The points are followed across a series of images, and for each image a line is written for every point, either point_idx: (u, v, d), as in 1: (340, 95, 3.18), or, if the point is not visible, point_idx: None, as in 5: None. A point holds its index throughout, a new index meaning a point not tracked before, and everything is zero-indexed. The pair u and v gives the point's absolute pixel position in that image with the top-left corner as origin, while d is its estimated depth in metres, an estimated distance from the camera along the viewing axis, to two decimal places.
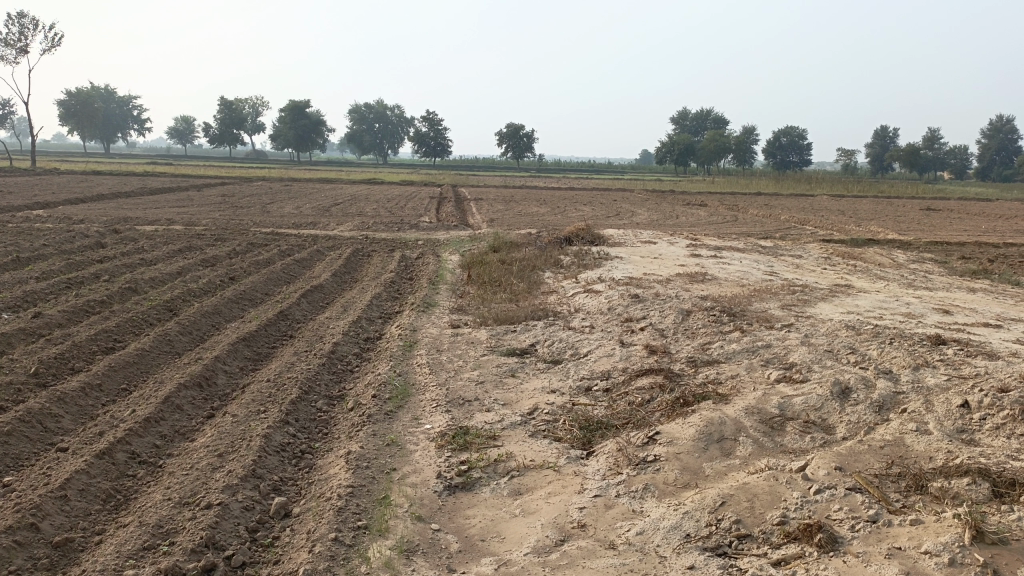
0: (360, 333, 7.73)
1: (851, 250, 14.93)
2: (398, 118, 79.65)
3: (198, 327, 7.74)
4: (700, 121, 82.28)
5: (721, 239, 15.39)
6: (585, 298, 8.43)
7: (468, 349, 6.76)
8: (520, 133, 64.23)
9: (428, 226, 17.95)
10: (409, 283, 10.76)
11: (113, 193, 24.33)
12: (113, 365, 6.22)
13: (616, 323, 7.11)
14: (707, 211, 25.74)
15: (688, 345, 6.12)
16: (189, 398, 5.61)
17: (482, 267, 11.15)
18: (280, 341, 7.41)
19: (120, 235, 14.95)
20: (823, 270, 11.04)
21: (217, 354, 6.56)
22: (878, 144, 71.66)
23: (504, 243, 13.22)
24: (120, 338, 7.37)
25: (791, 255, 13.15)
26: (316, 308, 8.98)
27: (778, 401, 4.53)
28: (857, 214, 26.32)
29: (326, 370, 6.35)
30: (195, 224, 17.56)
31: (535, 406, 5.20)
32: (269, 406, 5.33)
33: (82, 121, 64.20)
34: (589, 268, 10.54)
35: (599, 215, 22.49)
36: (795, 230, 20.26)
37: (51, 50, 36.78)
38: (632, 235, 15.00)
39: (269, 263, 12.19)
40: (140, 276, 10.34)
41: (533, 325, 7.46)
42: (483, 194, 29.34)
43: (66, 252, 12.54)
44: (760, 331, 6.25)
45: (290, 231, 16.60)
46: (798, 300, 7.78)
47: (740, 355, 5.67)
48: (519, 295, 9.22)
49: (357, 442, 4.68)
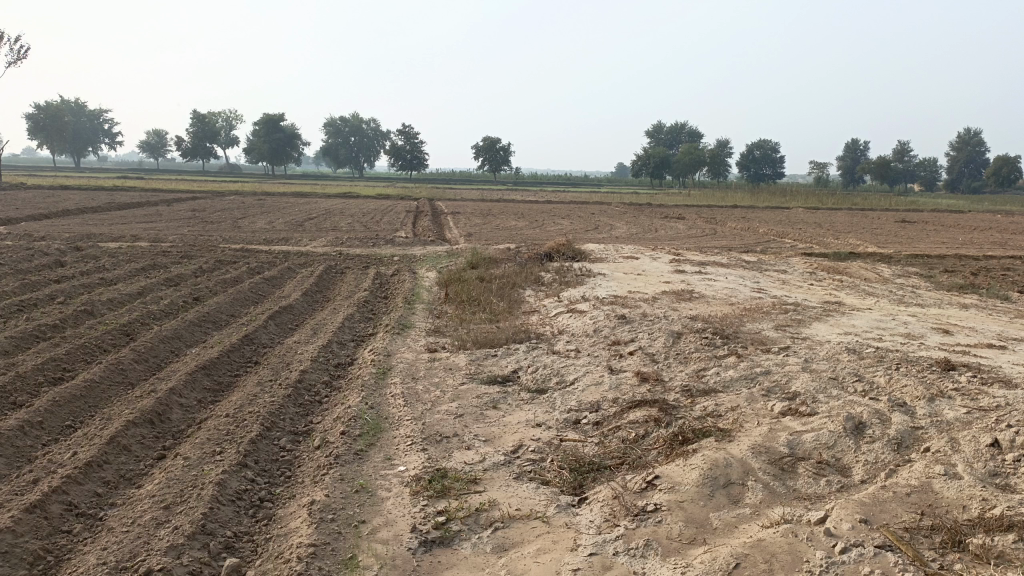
0: (331, 358, 7.24)
1: (836, 264, 14.73)
2: (374, 131, 79.17)
3: (155, 354, 7.21)
4: (676, 134, 82.68)
5: (703, 254, 15.09)
6: (569, 318, 8.02)
7: (445, 377, 6.31)
8: (497, 146, 64.03)
9: (404, 241, 17.50)
10: (384, 302, 10.29)
11: (78, 208, 23.59)
12: (58, 399, 5.68)
13: (603, 346, 6.70)
14: (686, 225, 25.52)
15: (682, 371, 5.73)
16: (138, 436, 5.10)
17: (460, 285, 10.71)
18: (243, 369, 6.90)
19: (82, 253, 14.33)
20: (810, 286, 10.76)
21: (173, 385, 6.04)
22: (850, 157, 72.43)
23: (483, 260, 12.81)
24: (70, 366, 6.81)
25: (776, 270, 12.88)
26: (285, 332, 8.48)
27: (787, 438, 4.14)
28: (834, 227, 26.30)
29: (292, 401, 5.87)
30: (162, 240, 16.96)
31: (519, 443, 4.77)
32: (225, 447, 4.84)
33: (52, 136, 62.89)
34: (571, 286, 10.15)
35: (578, 229, 22.15)
36: (775, 243, 20.08)
37: (16, 62, 36.14)
38: (613, 250, 14.68)
39: (237, 282, 11.65)
40: (98, 298, 9.76)
41: (515, 349, 7.03)
42: (460, 207, 28.91)
43: (22, 271, 11.90)
44: (758, 355, 5.88)
45: (261, 248, 16.05)
46: (792, 319, 7.44)
47: (740, 383, 5.29)
48: (499, 315, 8.79)
49: (322, 489, 4.20)
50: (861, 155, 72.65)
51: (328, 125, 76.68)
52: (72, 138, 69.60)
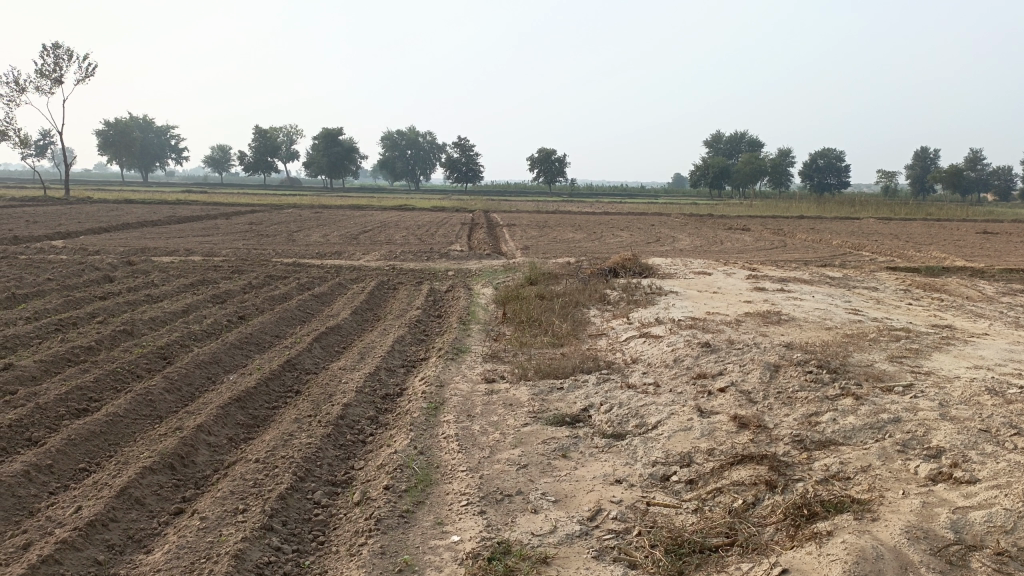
0: (378, 388, 6.51)
1: (929, 280, 13.50)
2: (431, 145, 79.39)
3: (188, 382, 6.59)
4: (735, 144, 80.68)
5: (780, 269, 14.04)
6: (643, 344, 7.13)
7: (505, 415, 5.50)
8: (553, 157, 63.26)
9: (459, 254, 16.81)
10: (437, 322, 9.59)
11: (139, 222, 23.68)
12: (74, 438, 5.06)
13: (686, 380, 5.82)
14: (753, 236, 24.31)
15: (788, 415, 4.82)
16: (155, 486, 4.44)
17: (519, 304, 9.91)
18: (282, 402, 6.21)
19: (134, 268, 14.01)
20: (909, 307, 9.67)
21: (201, 421, 5.38)
22: (918, 165, 69.30)
23: (543, 275, 12.01)
24: (97, 396, 6.23)
25: (865, 287, 11.75)
26: (330, 355, 7.81)
27: (949, 518, 3.24)
28: (913, 238, 24.69)
29: (331, 441, 5.14)
30: (215, 254, 16.62)
31: (596, 506, 3.93)
32: (249, 503, 4.12)
33: (121, 152, 64.74)
34: (641, 305, 9.27)
35: (639, 241, 21.21)
36: (853, 256, 18.81)
37: (86, 80, 37.05)
38: (681, 264, 13.71)
39: (285, 300, 11.09)
40: (140, 317, 9.26)
41: (584, 381, 6.19)
42: (515, 219, 28.22)
43: (69, 287, 11.55)
44: (879, 399, 4.94)
45: (313, 262, 15.55)
46: (906, 349, 6.45)
47: (864, 433, 4.39)
48: (563, 339, 7.95)
49: (360, 568, 3.43)
50: (931, 163, 69.50)
51: (387, 137, 77.16)
52: (141, 154, 71.61)
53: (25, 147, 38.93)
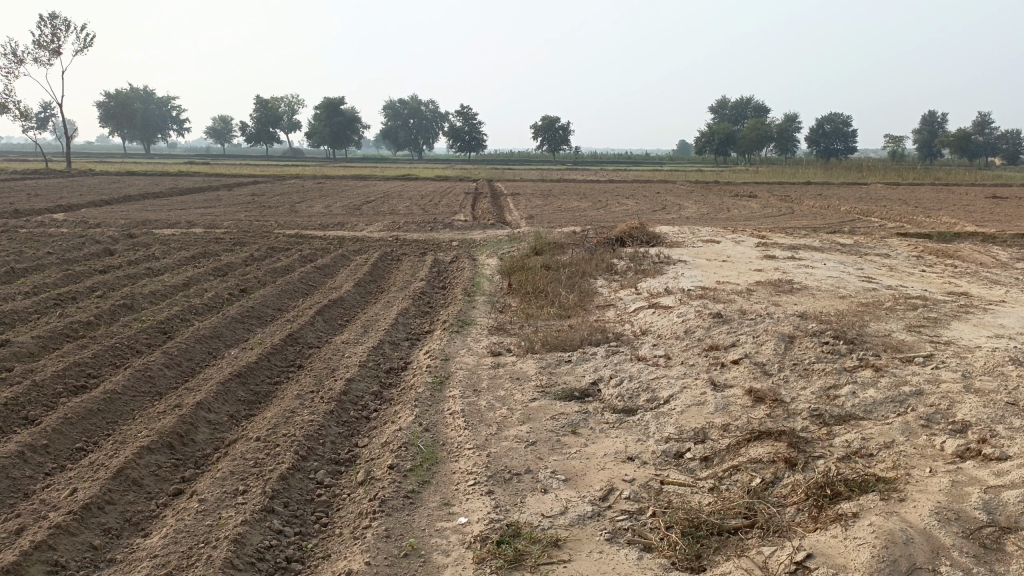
0: (382, 363, 6.36)
1: (941, 246, 13.27)
2: (433, 114, 78.68)
3: (188, 357, 6.45)
4: (741, 110, 79.72)
5: (790, 236, 13.81)
6: (653, 314, 6.96)
7: (513, 390, 5.35)
8: (557, 125, 62.53)
9: (463, 224, 16.61)
10: (442, 293, 9.43)
11: (140, 194, 23.46)
12: (71, 416, 4.94)
13: (698, 352, 5.66)
14: (760, 203, 24.02)
15: (806, 388, 4.66)
16: (153, 467, 4.31)
17: (524, 274, 9.73)
18: (284, 377, 6.07)
19: (134, 241, 13.85)
20: (923, 274, 9.47)
21: (201, 397, 5.24)
22: (926, 129, 68.41)
23: (548, 244, 11.82)
24: (96, 372, 6.10)
25: (877, 254, 11.53)
26: (333, 328, 7.67)
27: (981, 498, 3.08)
28: (923, 204, 24.35)
29: (334, 418, 5.00)
30: (216, 226, 16.43)
31: (608, 485, 3.78)
32: (249, 484, 3.99)
33: (122, 123, 64.27)
34: (649, 274, 9.08)
35: (645, 210, 20.96)
36: (862, 223, 18.55)
37: (84, 51, 36.59)
38: (689, 233, 13.48)
39: (288, 272, 10.92)
40: (140, 290, 9.12)
41: (592, 353, 6.04)
42: (519, 188, 27.91)
43: (69, 261, 11.39)
44: (900, 371, 4.78)
45: (316, 233, 15.36)
46: (924, 318, 6.27)
47: (886, 407, 4.24)
48: (570, 310, 7.78)
49: (363, 552, 3.29)
50: (939, 127, 68.52)
51: (387, 107, 76.90)
52: (143, 126, 71.11)
53: (26, 120, 38.58)
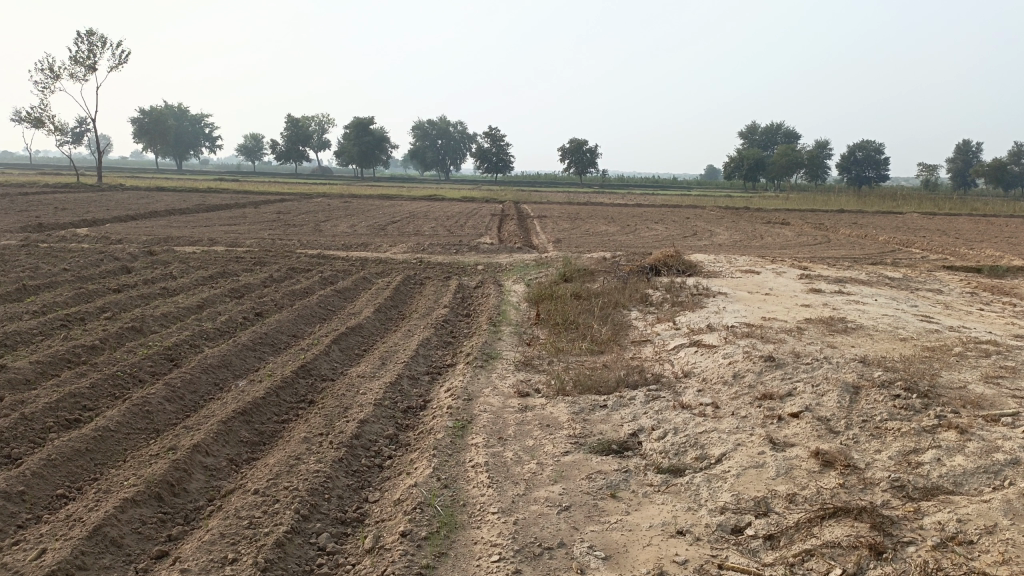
0: (399, 401, 5.84)
1: (995, 281, 12.50)
2: (461, 135, 78.78)
3: (192, 390, 5.97)
4: (771, 135, 78.84)
5: (832, 267, 13.16)
6: (695, 354, 6.39)
7: (542, 439, 4.80)
8: (584, 147, 62.27)
9: (490, 247, 16.16)
10: (466, 322, 8.93)
11: (167, 210, 23.31)
12: (54, 457, 4.47)
13: (751, 401, 5.08)
14: (794, 231, 23.36)
15: (882, 452, 4.06)
16: (136, 523, 3.81)
17: (553, 304, 9.19)
18: (292, 415, 5.57)
19: (153, 258, 13.53)
20: (982, 314, 8.80)
21: (198, 439, 4.75)
22: (960, 159, 67.06)
23: (578, 271, 11.28)
24: (92, 404, 5.65)
25: (928, 289, 10.85)
26: (349, 359, 7.18)
27: None
28: (963, 235, 23.48)
29: (343, 468, 4.48)
30: (238, 244, 16.10)
31: (657, 568, 3.22)
32: (240, 552, 3.48)
33: (156, 139, 65.02)
34: (687, 307, 8.52)
35: (675, 235, 20.38)
36: (904, 253, 17.83)
37: (118, 67, 36.98)
38: (725, 262, 12.87)
39: (307, 295, 10.49)
40: (151, 312, 8.70)
41: (631, 398, 5.47)
42: (547, 211, 27.46)
43: (84, 279, 11.05)
44: (989, 433, 4.17)
45: (338, 254, 14.96)
46: (1001, 368, 5.64)
47: (979, 479, 3.66)
48: (603, 346, 7.22)
49: None
50: (974, 157, 67.02)
51: (416, 128, 77.11)
52: (176, 142, 72.00)
53: (62, 134, 39.04)
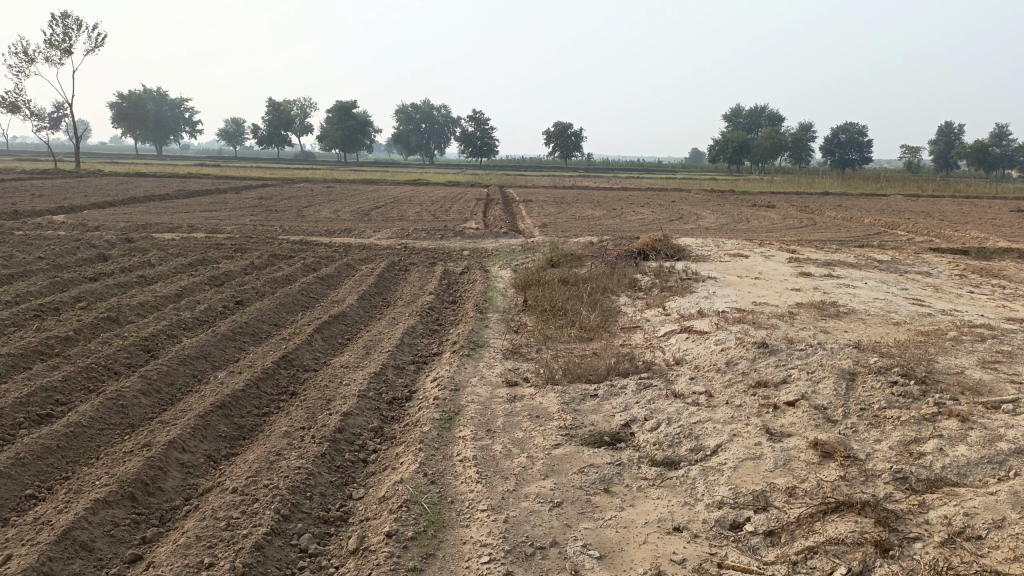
0: (384, 391, 5.67)
1: (983, 264, 12.46)
2: (446, 118, 78.18)
3: (169, 382, 5.78)
4: (756, 117, 78.84)
5: (821, 250, 13.07)
6: (687, 341, 6.25)
7: (532, 431, 4.66)
8: (569, 131, 61.88)
9: (475, 232, 15.96)
10: (451, 309, 8.76)
11: (146, 196, 22.91)
12: (22, 455, 4.27)
13: (745, 390, 4.95)
14: (780, 213, 23.32)
15: (882, 443, 3.94)
16: (108, 525, 3.64)
17: (540, 289, 9.03)
18: (273, 407, 5.40)
19: (131, 245, 13.23)
20: (973, 297, 8.72)
21: (174, 435, 4.57)
22: (942, 141, 67.31)
23: (565, 256, 11.12)
24: (65, 398, 5.44)
25: (917, 272, 10.78)
26: (332, 349, 6.99)
27: None
28: (947, 217, 23.51)
29: (326, 463, 4.32)
30: (219, 231, 15.80)
31: (654, 568, 3.09)
32: (218, 555, 3.31)
33: (135, 124, 64.06)
34: (677, 292, 8.39)
35: (662, 219, 20.25)
36: (890, 236, 17.80)
37: (95, 50, 36.30)
38: (713, 245, 12.76)
39: (289, 282, 10.28)
40: (128, 301, 8.46)
41: (623, 387, 5.32)
42: (532, 195, 27.27)
43: (59, 267, 10.76)
44: (991, 422, 4.06)
45: (321, 240, 14.71)
46: (997, 352, 5.55)
47: (983, 470, 3.55)
48: (592, 333, 7.07)
49: None
50: (957, 138, 67.29)
51: (399, 112, 76.46)
52: (156, 127, 71.00)
53: (39, 119, 38.33)
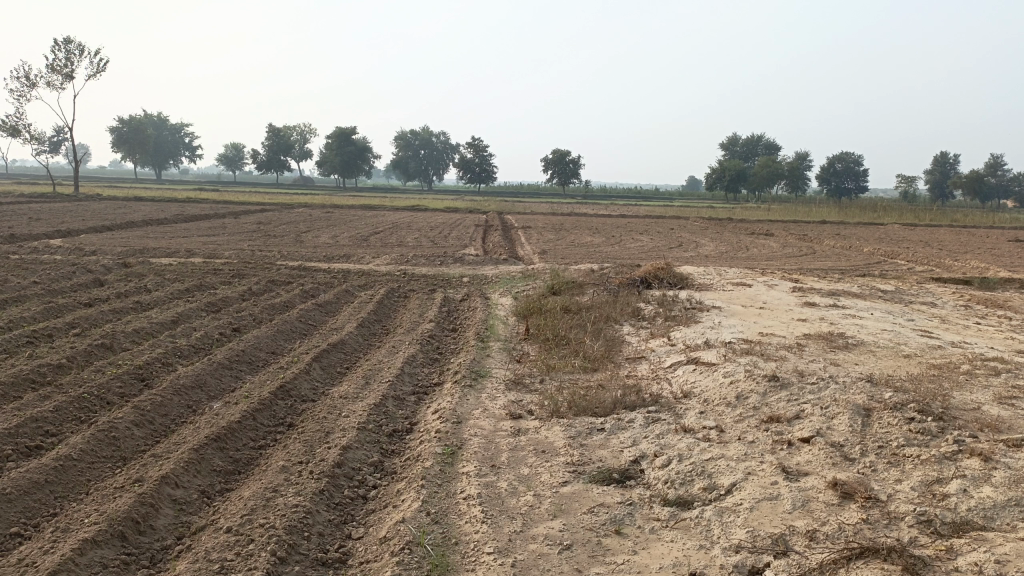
0: (384, 424, 5.51)
1: (987, 294, 12.36)
2: (444, 145, 78.56)
3: (163, 413, 5.62)
4: (752, 146, 79.34)
5: (823, 279, 12.97)
6: (694, 373, 6.11)
7: (539, 467, 4.51)
8: (567, 159, 62.04)
9: (474, 258, 15.85)
10: (452, 338, 8.62)
11: (144, 220, 22.81)
12: (8, 490, 4.10)
13: (758, 425, 4.80)
14: (779, 242, 23.27)
15: (903, 482, 3.80)
16: (96, 567, 3.46)
17: (543, 318, 8.90)
18: (270, 440, 5.24)
19: (128, 270, 13.09)
20: (980, 328, 8.60)
21: (167, 469, 4.41)
22: (938, 170, 67.65)
23: (567, 284, 11.00)
24: (55, 430, 5.27)
25: (921, 302, 10.66)
26: (331, 378, 6.84)
27: None
28: (947, 246, 23.47)
29: (324, 500, 4.16)
30: (217, 256, 15.68)
31: None
32: None
33: (134, 148, 64.23)
34: (682, 322, 8.26)
35: (662, 246, 20.18)
36: (890, 265, 17.73)
37: (96, 75, 36.50)
38: (715, 274, 12.65)
39: (287, 309, 10.14)
40: (123, 328, 8.30)
41: (631, 421, 5.17)
42: (531, 221, 27.23)
43: (53, 292, 10.60)
44: (1014, 461, 3.91)
45: (319, 265, 14.60)
46: (1013, 387, 5.41)
47: (1012, 513, 3.40)
48: (596, 363, 6.93)
49: None
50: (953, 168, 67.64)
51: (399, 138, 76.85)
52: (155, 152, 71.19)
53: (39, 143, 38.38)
